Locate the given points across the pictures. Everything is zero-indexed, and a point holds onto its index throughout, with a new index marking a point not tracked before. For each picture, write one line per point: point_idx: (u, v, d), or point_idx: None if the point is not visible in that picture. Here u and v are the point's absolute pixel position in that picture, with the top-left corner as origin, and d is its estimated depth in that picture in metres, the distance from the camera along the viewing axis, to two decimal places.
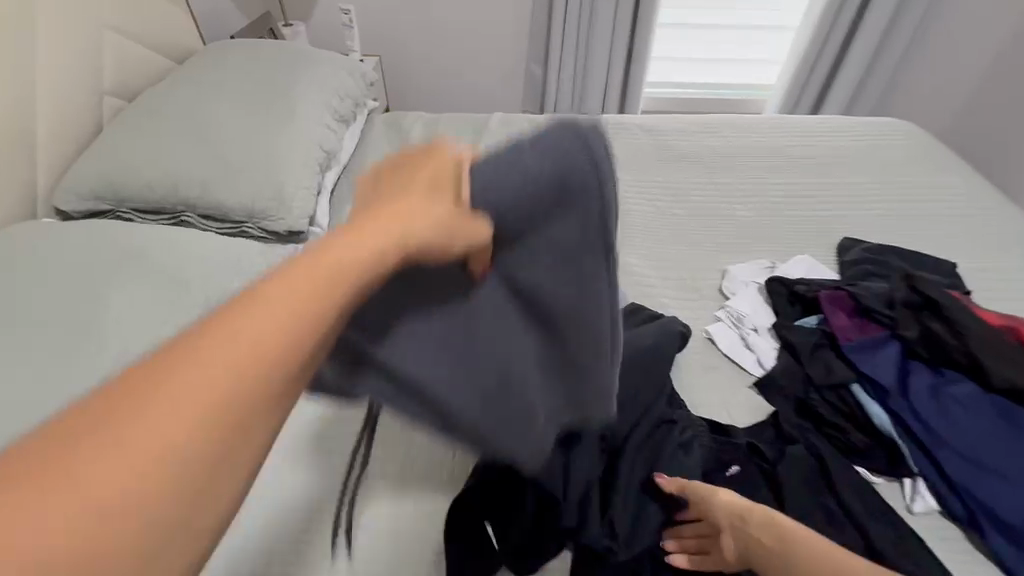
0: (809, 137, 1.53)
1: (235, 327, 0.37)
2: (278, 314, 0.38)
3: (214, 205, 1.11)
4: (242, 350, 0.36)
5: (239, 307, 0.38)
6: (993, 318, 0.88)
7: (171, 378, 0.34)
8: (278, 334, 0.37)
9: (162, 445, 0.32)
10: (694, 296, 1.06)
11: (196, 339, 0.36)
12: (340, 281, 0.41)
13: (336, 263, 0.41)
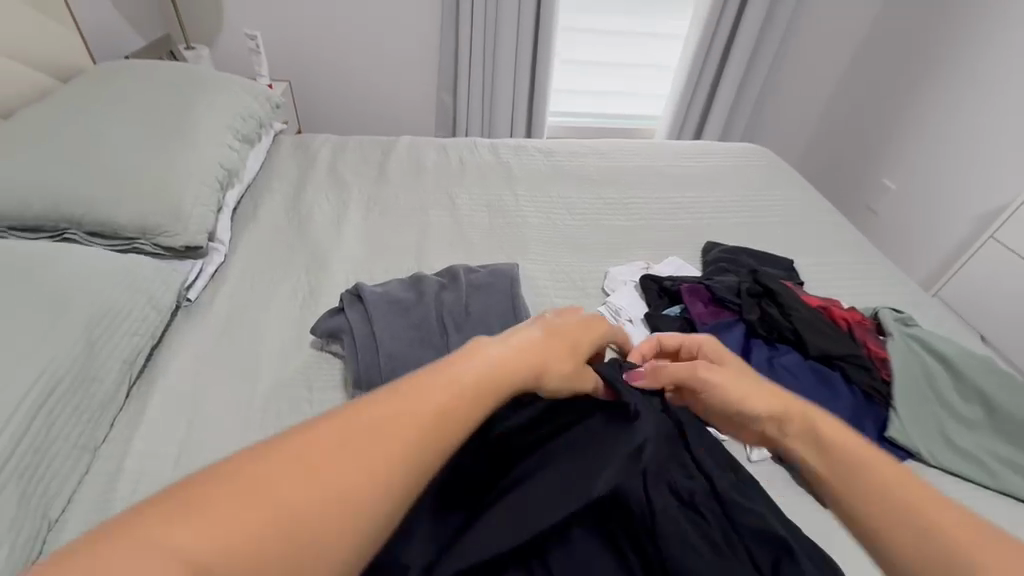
0: (681, 158, 1.75)
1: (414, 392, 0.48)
2: (442, 390, 0.49)
3: (103, 221, 1.09)
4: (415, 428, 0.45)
5: (404, 390, 0.48)
6: (813, 300, 1.08)
7: (354, 426, 0.44)
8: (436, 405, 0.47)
9: (351, 489, 0.40)
10: (580, 295, 1.18)
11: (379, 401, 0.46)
12: (478, 388, 0.51)
13: (474, 370, 0.52)
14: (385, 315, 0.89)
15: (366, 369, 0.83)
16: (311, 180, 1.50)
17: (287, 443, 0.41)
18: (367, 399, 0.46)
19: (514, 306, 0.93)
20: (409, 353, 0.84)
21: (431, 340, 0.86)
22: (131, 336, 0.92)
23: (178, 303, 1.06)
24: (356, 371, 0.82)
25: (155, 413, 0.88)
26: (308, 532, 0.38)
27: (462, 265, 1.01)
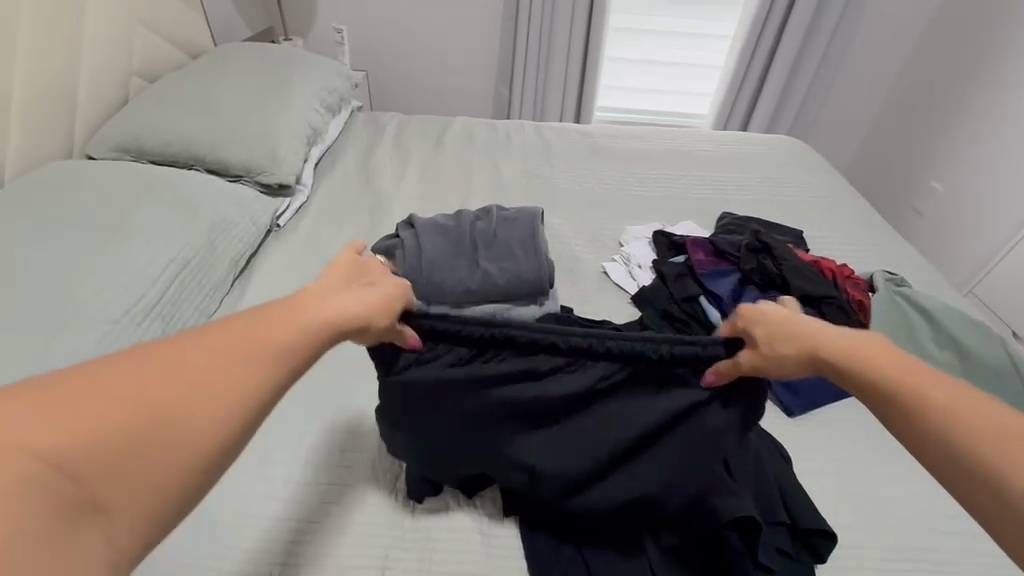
0: (712, 144, 1.88)
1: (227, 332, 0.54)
2: (281, 321, 0.57)
3: (219, 161, 1.38)
4: (233, 363, 0.52)
5: (215, 332, 0.54)
6: (807, 257, 1.20)
7: (195, 349, 0.52)
8: (255, 342, 0.54)
9: (189, 404, 0.48)
10: (598, 245, 1.36)
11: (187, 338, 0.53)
12: (298, 328, 0.57)
13: (298, 316, 0.58)
14: (430, 235, 1.11)
15: (412, 271, 1.05)
16: (379, 146, 1.76)
17: (110, 367, 0.49)
18: (174, 341, 0.52)
19: (534, 235, 1.12)
20: (446, 261, 1.06)
21: (463, 253, 1.08)
22: (236, 242, 1.19)
23: (271, 227, 1.33)
24: (404, 271, 1.05)
25: (251, 299, 1.15)
26: (155, 431, 0.46)
27: (495, 204, 1.20)
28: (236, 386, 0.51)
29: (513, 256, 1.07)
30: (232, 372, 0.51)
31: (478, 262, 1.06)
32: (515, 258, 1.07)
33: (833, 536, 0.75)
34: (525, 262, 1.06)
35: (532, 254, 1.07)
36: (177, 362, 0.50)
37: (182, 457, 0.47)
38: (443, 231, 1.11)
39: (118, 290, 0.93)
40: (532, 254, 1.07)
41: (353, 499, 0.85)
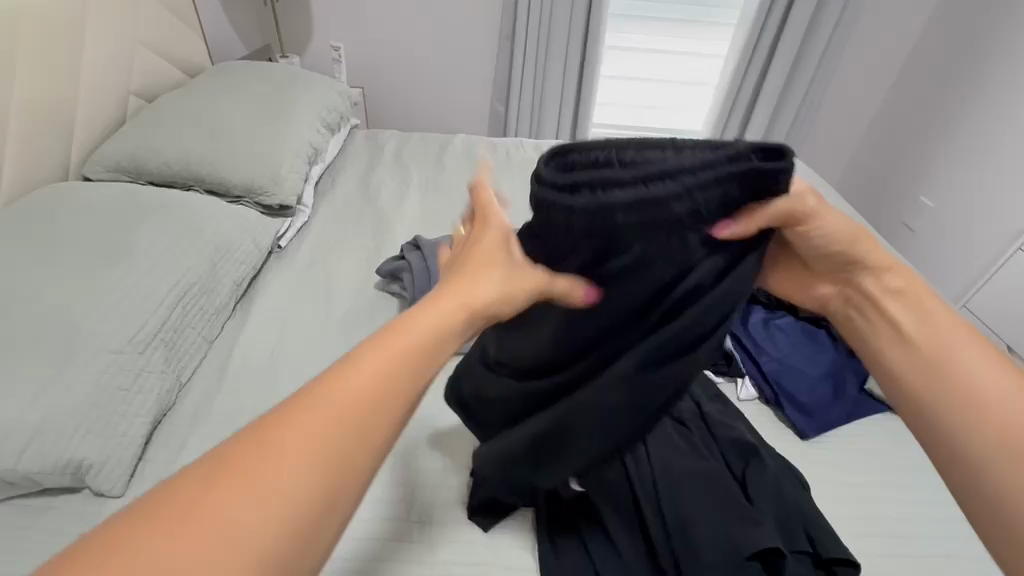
0: None
1: (299, 410, 0.44)
2: (404, 356, 0.48)
3: (219, 181, 1.36)
4: (315, 451, 0.42)
5: (284, 419, 0.43)
6: None
7: (298, 421, 0.43)
8: (350, 411, 0.44)
9: (276, 483, 0.40)
10: None
11: (260, 433, 0.42)
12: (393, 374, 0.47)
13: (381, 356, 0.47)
14: (439, 258, 1.10)
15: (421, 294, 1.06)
16: (379, 164, 1.75)
17: (147, 520, 0.37)
18: (235, 445, 0.42)
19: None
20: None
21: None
22: (239, 265, 1.17)
23: (273, 248, 1.31)
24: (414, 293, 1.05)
25: (254, 322, 1.13)
26: None
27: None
28: (301, 478, 0.41)
29: None
30: (304, 461, 0.41)
31: None
32: None
33: (857, 565, 0.74)
34: None
35: None
36: (254, 452, 0.41)
37: (266, 558, 0.38)
38: (449, 257, 1.11)
39: (123, 317, 0.90)
40: None
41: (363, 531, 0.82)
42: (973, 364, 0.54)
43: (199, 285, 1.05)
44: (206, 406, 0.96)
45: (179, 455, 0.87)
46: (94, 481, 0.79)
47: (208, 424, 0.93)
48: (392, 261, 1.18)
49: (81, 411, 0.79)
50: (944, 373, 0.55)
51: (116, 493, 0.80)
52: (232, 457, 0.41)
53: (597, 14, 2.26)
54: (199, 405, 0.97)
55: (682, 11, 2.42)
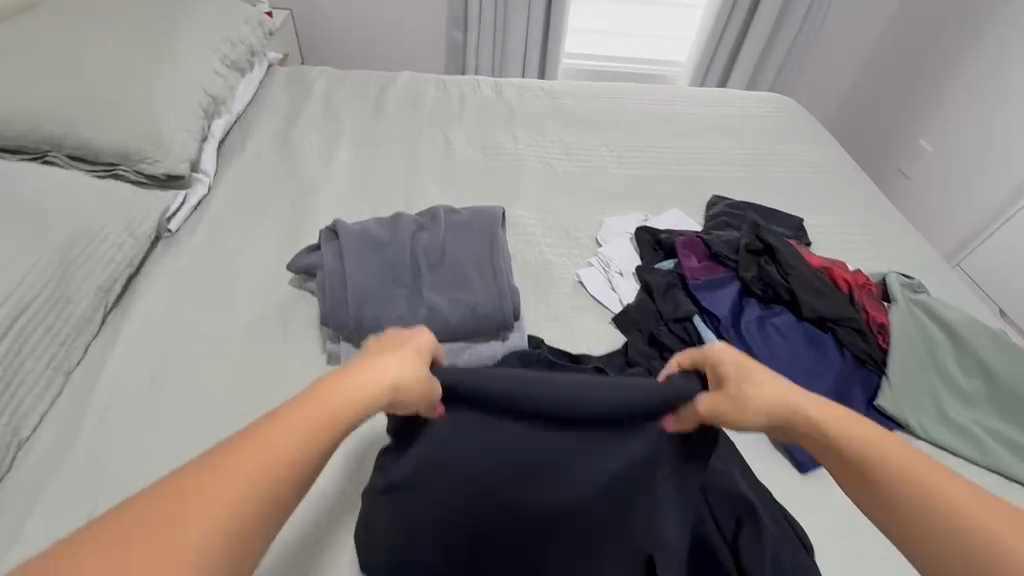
0: (699, 107, 1.65)
1: (256, 442, 0.45)
2: (302, 433, 0.47)
3: (82, 144, 1.06)
4: (251, 484, 0.43)
5: (229, 456, 0.44)
6: (817, 262, 1.01)
7: (237, 465, 0.43)
8: (293, 449, 0.46)
9: (169, 553, 0.38)
10: (570, 244, 1.14)
11: (204, 467, 0.43)
12: (313, 433, 0.47)
13: (305, 414, 0.48)
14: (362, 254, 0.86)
15: (339, 306, 0.82)
16: (303, 113, 1.44)
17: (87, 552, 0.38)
18: (177, 480, 0.42)
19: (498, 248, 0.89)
20: (380, 292, 0.82)
21: (404, 277, 0.84)
22: (106, 261, 0.91)
23: (159, 232, 1.04)
24: (329, 305, 0.82)
25: (129, 338, 0.89)
26: None
27: (442, 207, 0.96)
28: (237, 513, 0.42)
29: (466, 282, 0.84)
30: (244, 497, 0.42)
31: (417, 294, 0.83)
32: (469, 284, 0.84)
33: None
34: (478, 286, 0.84)
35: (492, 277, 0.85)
36: (203, 486, 0.42)
37: None
38: (372, 254, 0.86)
39: None
40: (492, 277, 0.85)
41: None
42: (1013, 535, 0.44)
43: (45, 298, 0.80)
44: (55, 462, 0.75)
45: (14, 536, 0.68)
46: None
47: (56, 488, 0.72)
48: (306, 254, 0.94)
49: None
50: (935, 481, 0.48)
51: None
52: (117, 522, 0.40)
53: None
54: (47, 459, 0.75)
55: None
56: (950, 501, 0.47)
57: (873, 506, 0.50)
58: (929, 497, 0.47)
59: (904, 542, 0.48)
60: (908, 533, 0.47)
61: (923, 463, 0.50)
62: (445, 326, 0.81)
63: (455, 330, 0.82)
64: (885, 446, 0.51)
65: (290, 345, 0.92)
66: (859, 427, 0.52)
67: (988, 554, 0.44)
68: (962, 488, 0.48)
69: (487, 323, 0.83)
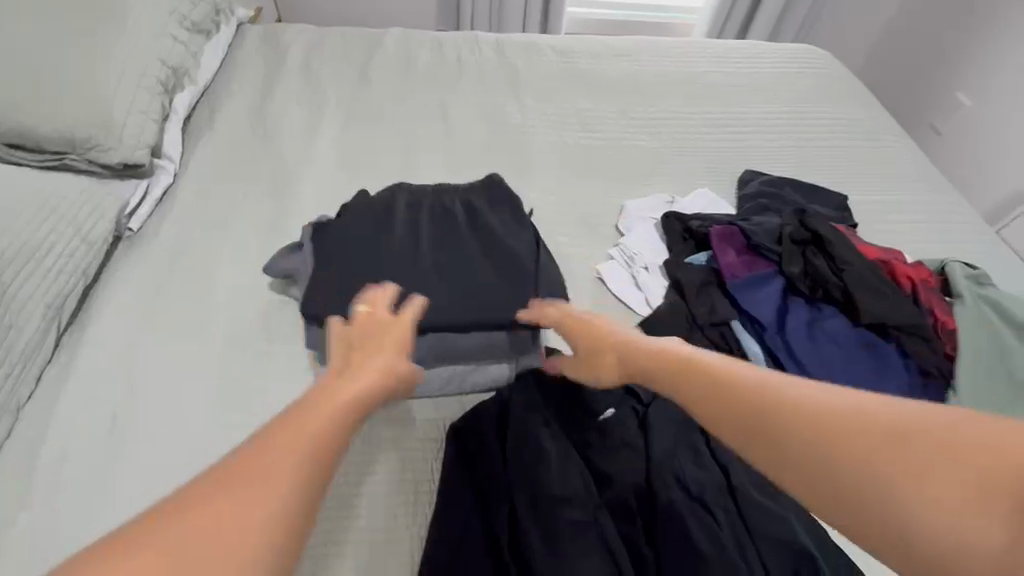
0: (722, 64, 1.47)
1: (299, 420, 0.42)
2: (341, 404, 0.45)
3: (19, 132, 0.91)
4: (310, 448, 0.40)
5: (275, 432, 0.41)
6: (872, 254, 0.88)
7: (298, 436, 0.40)
8: (335, 421, 0.43)
9: (264, 504, 0.36)
10: (588, 233, 1.01)
11: (266, 437, 0.40)
12: (353, 403, 0.46)
13: (343, 391, 0.47)
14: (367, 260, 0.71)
15: (344, 320, 0.68)
16: (280, 83, 1.27)
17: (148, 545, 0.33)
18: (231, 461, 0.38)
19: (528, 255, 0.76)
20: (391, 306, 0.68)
21: (417, 287, 0.70)
22: (54, 276, 0.78)
23: (118, 234, 0.91)
24: (330, 316, 0.67)
25: (89, 363, 0.78)
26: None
27: (457, 186, 0.79)
28: (307, 480, 0.38)
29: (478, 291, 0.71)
30: (307, 461, 0.39)
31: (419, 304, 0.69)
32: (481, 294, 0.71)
33: None
34: (506, 304, 0.71)
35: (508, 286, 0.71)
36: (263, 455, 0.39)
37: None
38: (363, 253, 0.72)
39: None
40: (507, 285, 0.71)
41: None
42: (934, 465, 0.38)
43: None
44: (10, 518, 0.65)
45: None
46: None
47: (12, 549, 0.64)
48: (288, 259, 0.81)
49: None
50: (881, 417, 0.42)
51: None
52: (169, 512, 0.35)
53: None
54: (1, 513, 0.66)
55: None
56: (856, 424, 0.42)
57: (779, 474, 0.44)
58: (885, 463, 0.39)
59: (826, 498, 0.41)
60: (819, 475, 0.41)
61: (859, 418, 0.42)
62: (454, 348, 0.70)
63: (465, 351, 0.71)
64: (786, 384, 0.47)
65: (275, 363, 0.81)
66: (764, 374, 0.49)
67: (894, 505, 0.38)
68: (876, 406, 0.43)
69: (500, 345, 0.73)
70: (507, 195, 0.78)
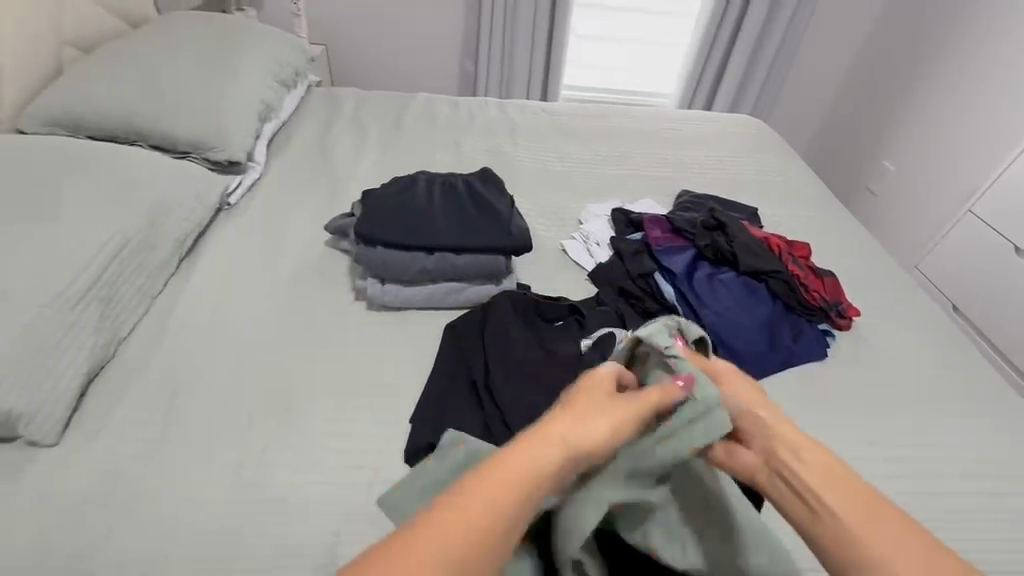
0: (675, 123, 1.88)
1: (505, 469, 0.52)
2: (553, 461, 0.53)
3: (163, 135, 1.31)
4: (517, 490, 0.51)
5: (490, 472, 0.52)
6: (758, 233, 1.21)
7: (487, 487, 0.50)
8: (532, 468, 0.52)
9: (491, 510, 0.49)
10: (558, 223, 1.36)
11: (483, 477, 0.51)
12: (555, 456, 0.54)
13: (545, 446, 0.54)
14: (394, 202, 1.07)
15: (376, 232, 1.02)
16: (335, 122, 1.71)
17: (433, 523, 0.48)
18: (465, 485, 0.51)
19: (507, 211, 1.08)
20: (408, 230, 1.02)
21: (425, 219, 1.04)
22: (182, 223, 1.11)
23: (221, 204, 1.27)
24: (365, 230, 1.01)
25: (199, 279, 1.08)
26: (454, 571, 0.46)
27: (465, 175, 1.16)
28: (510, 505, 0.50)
29: (471, 228, 1.03)
30: (529, 493, 0.51)
31: (431, 232, 1.02)
32: (473, 229, 1.03)
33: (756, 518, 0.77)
34: (484, 234, 1.02)
35: (491, 225, 1.04)
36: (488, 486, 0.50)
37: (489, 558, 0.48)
38: (399, 200, 1.07)
39: (51, 270, 0.86)
40: (491, 225, 1.04)
41: (306, 476, 0.79)
42: None
43: (143, 236, 1.01)
44: (146, 358, 0.93)
45: (115, 408, 0.84)
46: (25, 430, 0.77)
47: (146, 375, 0.89)
48: (344, 217, 1.14)
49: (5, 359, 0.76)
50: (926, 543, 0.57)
51: (52, 442, 0.78)
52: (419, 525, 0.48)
53: None
54: (140, 356, 0.94)
55: None
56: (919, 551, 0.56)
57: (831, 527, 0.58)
58: None
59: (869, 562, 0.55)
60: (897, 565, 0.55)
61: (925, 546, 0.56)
62: (450, 262, 1.01)
63: (457, 267, 1.01)
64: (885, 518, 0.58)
65: (324, 284, 1.11)
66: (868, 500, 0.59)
67: None
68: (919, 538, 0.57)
69: (481, 266, 1.02)
70: (499, 182, 1.15)
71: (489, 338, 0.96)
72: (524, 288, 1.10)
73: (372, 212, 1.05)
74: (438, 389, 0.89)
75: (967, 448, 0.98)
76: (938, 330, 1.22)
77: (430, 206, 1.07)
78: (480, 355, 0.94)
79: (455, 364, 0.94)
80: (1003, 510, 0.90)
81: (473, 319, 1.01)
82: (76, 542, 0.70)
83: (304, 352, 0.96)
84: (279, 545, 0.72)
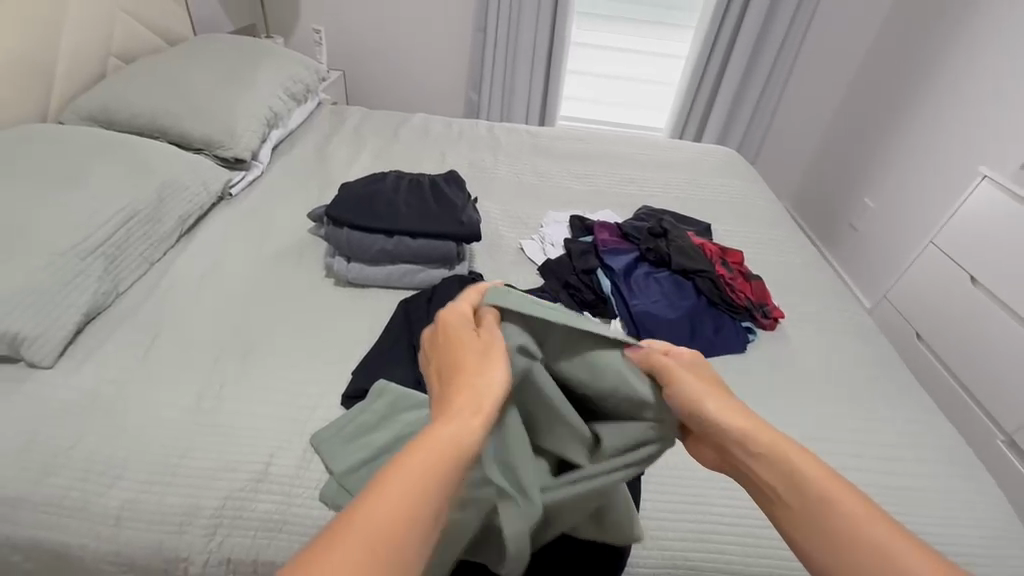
0: (649, 149, 2.02)
1: (418, 447, 0.49)
2: (469, 418, 0.52)
3: (181, 132, 1.51)
4: (440, 459, 0.48)
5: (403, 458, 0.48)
6: (697, 241, 1.33)
7: (406, 469, 0.47)
8: (452, 437, 0.50)
9: (417, 491, 0.46)
10: (521, 226, 1.50)
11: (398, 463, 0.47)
12: (473, 414, 0.52)
13: (459, 413, 0.52)
14: (365, 192, 1.22)
15: (346, 216, 1.17)
16: (337, 133, 1.90)
17: (357, 528, 0.42)
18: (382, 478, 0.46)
19: (464, 206, 1.23)
20: (374, 215, 1.17)
21: (390, 207, 1.19)
22: (185, 203, 1.28)
23: (223, 193, 1.45)
24: (336, 213, 1.16)
25: (193, 251, 1.24)
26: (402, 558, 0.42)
27: (433, 175, 1.32)
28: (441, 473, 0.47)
29: (429, 217, 1.18)
30: (454, 458, 0.49)
31: (393, 218, 1.17)
32: (430, 218, 1.18)
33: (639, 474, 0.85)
34: (439, 222, 1.17)
35: (447, 216, 1.18)
36: (406, 470, 0.47)
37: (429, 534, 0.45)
38: (370, 191, 1.22)
39: (67, 226, 1.02)
40: (447, 215, 1.18)
41: (256, 409, 0.91)
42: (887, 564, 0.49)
43: (149, 209, 1.18)
44: (137, 309, 1.07)
45: (104, 345, 0.98)
46: (27, 352, 0.91)
47: (135, 322, 1.04)
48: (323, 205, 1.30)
49: (18, 291, 0.91)
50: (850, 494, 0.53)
51: (48, 364, 0.92)
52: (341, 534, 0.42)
53: (561, 10, 2.42)
54: (133, 308, 1.08)
55: (644, 11, 2.57)
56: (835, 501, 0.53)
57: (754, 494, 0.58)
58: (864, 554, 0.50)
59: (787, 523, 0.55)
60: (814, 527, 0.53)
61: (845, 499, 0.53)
62: (407, 245, 1.15)
63: (413, 249, 1.15)
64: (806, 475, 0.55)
65: (301, 262, 1.25)
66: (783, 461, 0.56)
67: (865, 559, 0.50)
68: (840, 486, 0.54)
69: (434, 250, 1.16)
70: (461, 181, 1.30)
71: (433, 310, 1.08)
72: (475, 274, 1.23)
73: (344, 199, 1.20)
74: (380, 348, 1.02)
75: (869, 441, 1.05)
76: (865, 339, 1.30)
77: (396, 196, 1.22)
78: (422, 323, 1.06)
79: (399, 329, 1.06)
80: (894, 493, 0.96)
81: (422, 295, 1.13)
82: (53, 445, 0.83)
83: (271, 314, 1.09)
84: (224, 460, 0.84)
